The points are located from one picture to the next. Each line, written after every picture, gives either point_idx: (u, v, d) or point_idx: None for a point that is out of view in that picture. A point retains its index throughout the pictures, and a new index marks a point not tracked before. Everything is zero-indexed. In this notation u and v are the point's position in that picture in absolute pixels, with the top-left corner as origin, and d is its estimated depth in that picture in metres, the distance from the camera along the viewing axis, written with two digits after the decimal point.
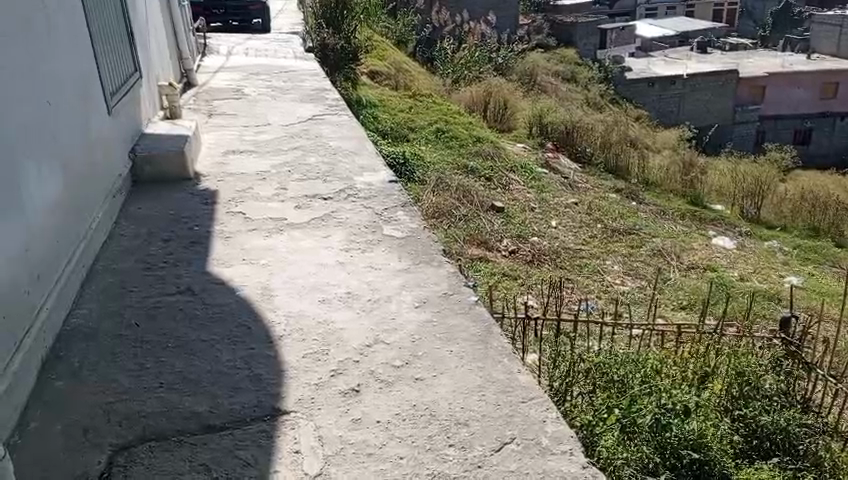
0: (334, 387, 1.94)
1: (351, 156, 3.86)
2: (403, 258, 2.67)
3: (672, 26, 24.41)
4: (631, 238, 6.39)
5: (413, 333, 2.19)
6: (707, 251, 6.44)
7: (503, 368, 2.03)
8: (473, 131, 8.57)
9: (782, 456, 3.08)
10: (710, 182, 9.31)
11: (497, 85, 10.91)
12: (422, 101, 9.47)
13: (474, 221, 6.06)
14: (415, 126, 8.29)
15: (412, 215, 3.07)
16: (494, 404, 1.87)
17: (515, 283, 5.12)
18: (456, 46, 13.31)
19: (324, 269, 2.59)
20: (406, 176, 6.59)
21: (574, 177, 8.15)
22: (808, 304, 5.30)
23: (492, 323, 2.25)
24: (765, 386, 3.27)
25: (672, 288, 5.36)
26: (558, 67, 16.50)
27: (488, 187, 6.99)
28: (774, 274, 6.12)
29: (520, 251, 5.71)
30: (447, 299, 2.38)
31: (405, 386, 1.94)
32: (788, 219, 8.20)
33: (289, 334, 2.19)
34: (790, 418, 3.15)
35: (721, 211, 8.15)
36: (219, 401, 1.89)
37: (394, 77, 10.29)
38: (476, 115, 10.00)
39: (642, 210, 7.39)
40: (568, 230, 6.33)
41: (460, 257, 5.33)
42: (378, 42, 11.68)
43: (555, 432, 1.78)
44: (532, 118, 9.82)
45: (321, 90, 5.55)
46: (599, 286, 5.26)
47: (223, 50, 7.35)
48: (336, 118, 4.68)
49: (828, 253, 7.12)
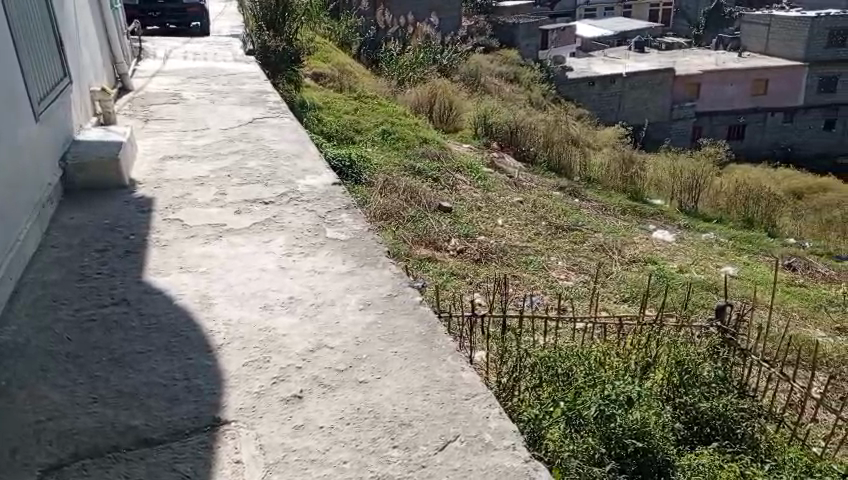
0: (276, 394, 1.91)
1: (293, 159, 3.81)
2: (347, 260, 2.64)
3: (610, 26, 25.02)
4: (575, 234, 6.51)
5: (357, 336, 2.17)
6: (647, 245, 6.63)
7: (447, 366, 2.03)
8: (420, 133, 8.59)
9: (722, 441, 3.17)
10: (650, 176, 9.55)
11: (442, 86, 11.00)
12: (367, 103, 9.45)
13: (421, 221, 6.08)
14: (361, 128, 8.28)
15: (356, 218, 3.05)
16: (438, 403, 1.87)
17: (463, 282, 5.16)
18: (401, 48, 13.35)
19: (266, 275, 2.55)
20: (352, 178, 6.57)
21: (520, 176, 8.29)
22: (744, 293, 5.51)
23: (436, 323, 2.25)
24: (704, 374, 3.37)
25: (614, 281, 5.49)
26: (501, 68, 16.72)
27: (436, 187, 7.04)
28: (712, 264, 6.32)
29: (467, 250, 5.76)
30: (392, 301, 2.36)
31: (349, 390, 1.92)
32: (724, 211, 8.49)
33: (229, 342, 2.14)
34: (728, 403, 3.25)
35: (660, 206, 8.39)
36: (157, 413, 1.83)
37: (339, 79, 10.24)
38: (422, 115, 10.05)
39: (585, 207, 7.54)
40: (514, 228, 6.41)
41: (407, 258, 5.35)
42: (322, 44, 11.61)
43: (498, 428, 1.79)
44: (477, 118, 9.92)
45: (261, 92, 5.47)
46: (545, 282, 5.36)
47: (160, 54, 7.16)
48: (277, 121, 4.62)
49: (761, 243, 7.41)
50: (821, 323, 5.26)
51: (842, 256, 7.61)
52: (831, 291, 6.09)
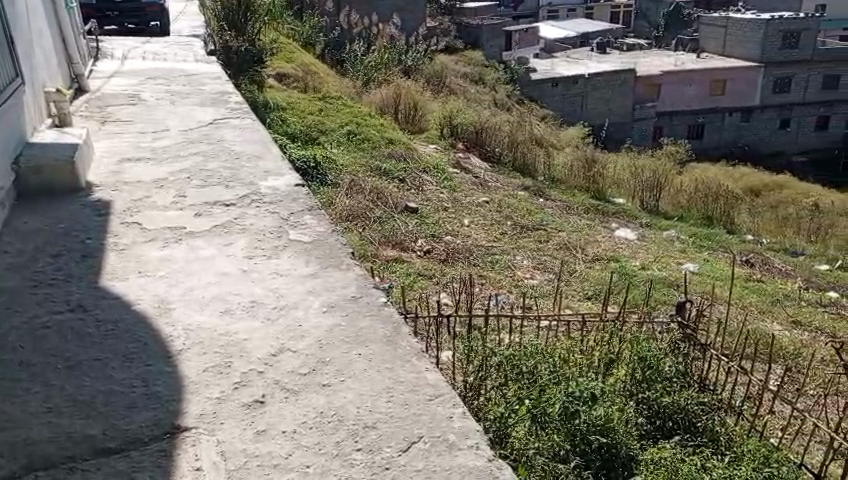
0: (237, 400, 1.88)
1: (255, 160, 3.76)
2: (311, 263, 2.61)
3: (573, 26, 25.31)
4: (540, 233, 6.56)
5: (320, 339, 2.14)
6: (610, 243, 6.71)
7: (411, 367, 2.03)
8: (385, 133, 8.56)
9: (683, 435, 3.23)
10: (613, 175, 9.68)
11: (407, 86, 10.99)
12: (332, 104, 9.39)
13: (388, 222, 6.06)
14: (326, 129, 8.22)
15: (319, 219, 3.02)
16: (401, 405, 1.86)
17: (430, 282, 5.16)
18: (365, 49, 13.32)
19: (226, 279, 2.50)
20: (317, 179, 6.55)
21: (485, 176, 8.34)
22: (704, 289, 5.63)
23: (400, 324, 2.24)
24: (665, 369, 3.42)
25: (578, 280, 5.56)
26: (466, 69, 16.79)
27: (402, 187, 7.04)
28: (673, 261, 6.44)
29: (434, 250, 5.77)
30: (355, 303, 2.34)
31: (312, 393, 1.90)
32: (685, 208, 8.67)
33: (189, 348, 2.10)
34: (689, 397, 3.30)
35: (622, 204, 8.52)
36: (113, 422, 1.79)
37: (303, 79, 10.17)
38: (387, 116, 10.03)
39: (549, 207, 7.62)
40: (480, 228, 6.44)
41: (374, 259, 5.34)
42: (285, 44, 11.48)
43: (462, 428, 1.79)
44: (443, 119, 9.96)
45: (223, 93, 5.40)
46: (510, 281, 5.40)
47: (118, 54, 7.01)
48: (239, 121, 4.56)
49: (720, 239, 7.57)
50: (778, 316, 5.40)
51: (796, 251, 7.83)
52: (786, 285, 6.26)
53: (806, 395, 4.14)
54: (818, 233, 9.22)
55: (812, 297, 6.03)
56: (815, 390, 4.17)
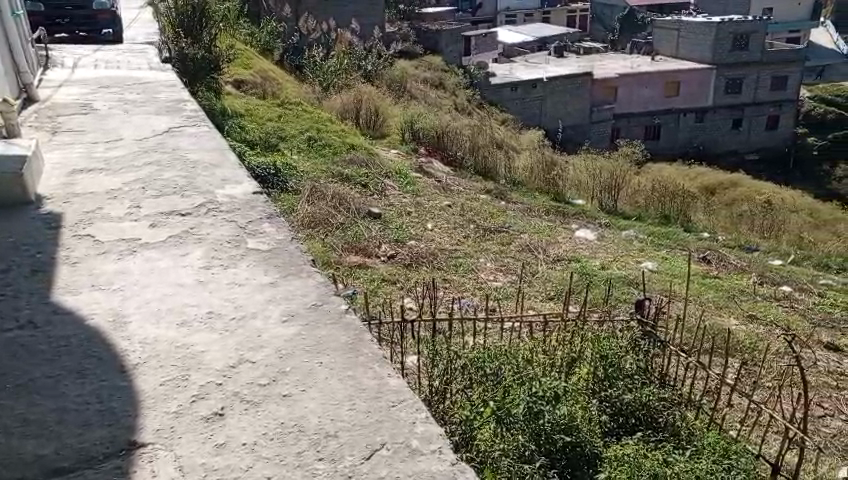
0: (196, 413, 1.84)
1: (212, 169, 3.70)
2: (270, 271, 2.58)
3: (531, 30, 25.61)
4: (502, 236, 6.61)
5: (281, 348, 2.11)
6: (570, 244, 6.80)
7: (373, 374, 2.01)
8: (347, 139, 8.52)
9: (646, 430, 3.27)
10: (573, 176, 9.79)
11: (368, 91, 10.98)
12: (292, 109, 9.32)
13: (352, 228, 6.04)
14: (286, 135, 8.16)
15: (278, 227, 2.99)
16: (364, 412, 1.85)
17: (394, 287, 5.15)
18: (324, 55, 13.28)
19: (183, 290, 2.46)
20: (278, 186, 6.51)
21: (448, 180, 8.38)
22: (662, 286, 5.75)
23: (362, 330, 2.22)
24: (626, 366, 3.47)
25: (540, 280, 5.62)
26: (426, 74, 16.85)
27: (364, 193, 7.02)
28: (632, 260, 6.55)
29: (398, 254, 5.76)
30: (316, 311, 2.31)
31: (273, 404, 1.88)
32: (642, 208, 8.84)
33: (145, 361, 2.06)
34: (650, 394, 3.35)
35: (582, 205, 8.66)
36: (67, 441, 1.73)
37: (261, 86, 10.09)
38: (348, 122, 10.00)
39: (510, 209, 7.70)
40: (444, 232, 6.46)
41: (337, 266, 5.32)
42: (242, 51, 11.38)
43: (424, 433, 1.79)
44: (404, 123, 9.97)
45: (178, 101, 5.31)
46: (474, 284, 5.43)
47: (69, 62, 6.85)
48: (195, 129, 4.49)
49: (677, 238, 7.73)
50: (735, 312, 5.53)
51: (751, 247, 8.02)
52: (741, 281, 6.42)
53: (762, 387, 4.26)
54: (771, 229, 9.48)
55: (766, 292, 6.19)
56: (770, 382, 4.28)
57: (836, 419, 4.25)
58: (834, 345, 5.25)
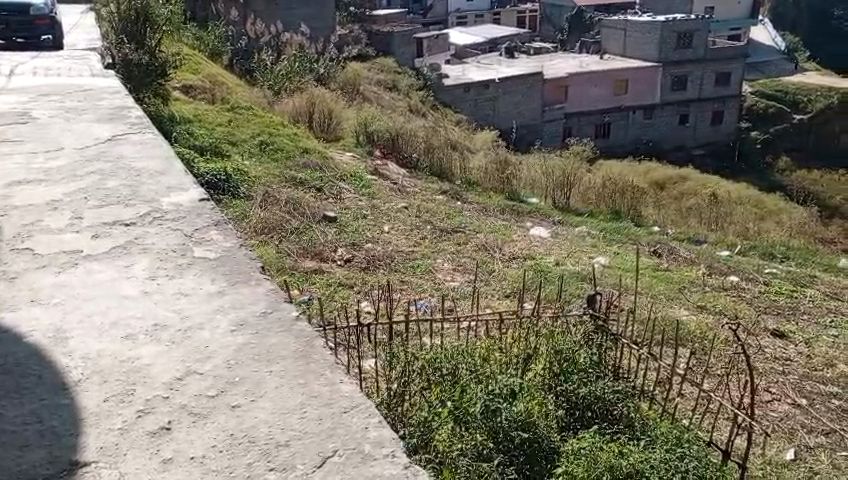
0: (141, 428, 1.80)
1: (157, 177, 3.61)
2: (217, 280, 2.52)
3: (482, 30, 25.82)
4: (458, 236, 6.63)
5: (229, 358, 2.07)
6: (525, 242, 6.87)
7: (326, 380, 1.98)
8: (300, 143, 8.42)
9: (601, 423, 3.31)
10: (527, 174, 9.88)
11: (320, 94, 10.89)
12: (242, 114, 9.18)
13: (306, 232, 5.98)
14: (237, 140, 8.05)
15: (226, 234, 2.93)
16: (316, 420, 1.83)
17: (352, 292, 5.11)
18: (274, 59, 13.14)
19: (127, 302, 2.39)
20: (229, 192, 6.40)
21: (403, 182, 8.38)
22: (613, 281, 5.89)
23: (313, 337, 2.19)
24: (581, 360, 3.52)
25: (496, 279, 5.66)
26: (379, 76, 16.81)
27: (319, 197, 6.96)
28: (585, 256, 6.66)
29: (355, 258, 5.72)
30: (266, 318, 2.27)
31: (222, 415, 1.84)
32: (594, 204, 8.98)
33: (87, 377, 1.99)
34: (604, 386, 3.39)
35: (536, 203, 8.78)
36: (4, 464, 1.65)
37: (211, 90, 9.92)
38: (301, 126, 9.91)
39: (466, 209, 7.75)
40: (400, 234, 6.45)
41: (291, 272, 5.26)
42: (190, 56, 11.16)
43: (377, 438, 1.78)
44: (358, 126, 9.93)
45: (122, 108, 5.17)
46: (432, 284, 5.44)
47: (6, 70, 6.61)
48: (139, 137, 4.37)
49: (629, 232, 7.89)
50: (685, 303, 5.69)
51: (699, 239, 8.24)
52: (690, 272, 6.60)
53: (711, 375, 4.38)
54: (718, 221, 9.76)
55: (714, 282, 6.38)
56: (718, 370, 4.41)
57: (783, 403, 4.39)
58: (780, 331, 5.43)
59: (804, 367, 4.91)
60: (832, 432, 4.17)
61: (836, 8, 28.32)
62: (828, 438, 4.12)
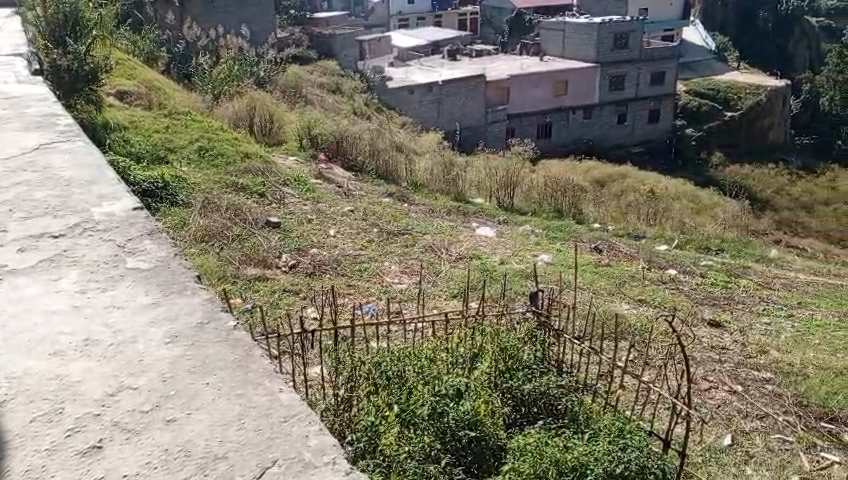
0: (70, 448, 1.73)
1: (88, 186, 3.47)
2: (151, 291, 2.44)
3: (424, 32, 25.92)
4: (405, 238, 6.62)
5: (164, 372, 2.01)
6: (471, 242, 6.93)
7: (265, 390, 1.95)
8: (240, 147, 8.27)
9: (546, 417, 3.37)
10: (472, 176, 9.93)
11: (261, 98, 10.71)
12: (180, 119, 8.96)
13: (249, 239, 5.88)
14: (175, 146, 7.87)
15: (160, 243, 2.84)
16: (254, 430, 1.80)
17: (298, 298, 5.05)
18: (212, 62, 12.88)
19: (55, 318, 2.29)
20: (167, 200, 6.23)
21: (348, 185, 8.33)
22: (557, 277, 6.01)
23: (251, 347, 2.15)
24: (524, 357, 3.57)
25: (444, 280, 5.69)
26: (322, 79, 16.65)
27: (262, 202, 6.85)
28: (530, 253, 6.78)
29: (300, 264, 5.64)
30: (202, 329, 2.21)
31: (157, 430, 1.79)
32: (537, 203, 9.12)
33: (11, 398, 1.90)
34: (549, 382, 3.44)
35: (481, 204, 8.88)
36: None
37: (147, 96, 9.66)
38: (242, 130, 9.73)
39: (412, 211, 7.76)
40: (347, 237, 6.41)
41: (234, 281, 5.16)
42: (125, 62, 10.85)
43: (318, 445, 1.76)
44: (301, 129, 9.82)
45: (50, 115, 4.97)
46: (379, 288, 5.42)
47: None
48: (68, 145, 4.21)
49: (570, 230, 8.05)
50: (626, 296, 5.86)
51: (639, 234, 8.47)
52: (630, 267, 6.78)
53: (651, 366, 4.52)
54: (655, 216, 10.05)
55: (653, 276, 6.57)
56: (658, 361, 4.54)
57: (720, 390, 4.55)
58: (715, 321, 5.63)
59: (740, 355, 5.10)
60: (766, 416, 4.34)
61: (761, 9, 29.47)
62: (763, 422, 4.29)
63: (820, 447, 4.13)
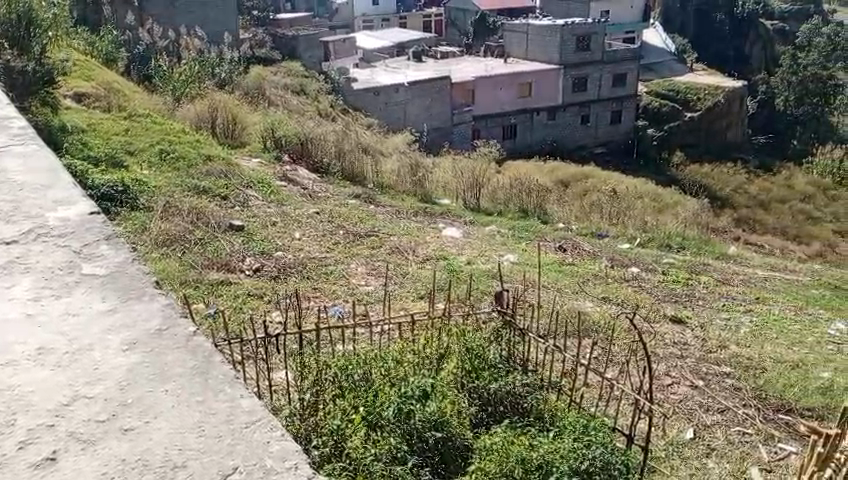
0: (22, 460, 1.68)
1: (41, 190, 3.38)
2: (107, 297, 2.39)
3: (389, 33, 25.90)
4: (371, 240, 6.61)
5: (121, 380, 1.96)
6: (438, 242, 6.94)
7: (225, 396, 1.92)
8: (202, 149, 8.14)
9: (512, 416, 3.39)
10: (439, 177, 9.94)
11: (224, 99, 10.57)
12: (140, 121, 8.80)
13: (211, 243, 5.79)
14: (135, 149, 7.73)
15: (117, 248, 2.77)
16: (215, 437, 1.77)
17: (262, 302, 4.99)
18: (173, 63, 12.67)
19: (7, 327, 2.22)
20: (126, 203, 6.12)
21: (313, 186, 8.28)
22: (522, 276, 6.07)
23: (212, 352, 2.11)
24: (489, 356, 3.58)
25: (411, 281, 5.69)
26: (286, 80, 16.50)
27: (225, 205, 6.76)
28: (495, 253, 6.81)
29: (264, 267, 5.59)
30: (161, 336, 2.16)
31: (114, 440, 1.75)
32: (503, 203, 9.19)
33: None
34: (514, 381, 3.47)
35: (448, 205, 8.92)
36: None
37: (105, 98, 9.46)
38: (204, 132, 9.61)
39: (379, 212, 7.75)
40: (312, 240, 6.37)
41: (196, 285, 5.09)
42: (82, 62, 10.61)
43: (279, 451, 1.75)
44: (265, 131, 9.73)
45: (3, 118, 4.82)
46: (346, 290, 5.39)
47: None
48: (21, 148, 4.09)
49: (535, 229, 8.12)
50: (590, 294, 5.94)
51: (602, 233, 8.59)
52: (593, 265, 6.88)
53: (613, 363, 4.59)
54: (618, 215, 10.20)
55: (616, 274, 6.68)
56: (621, 358, 4.62)
57: (682, 385, 4.64)
58: (677, 317, 5.74)
59: (701, 350, 5.21)
60: (726, 410, 4.44)
61: (718, 12, 30.16)
62: (723, 415, 4.38)
63: (778, 438, 4.22)
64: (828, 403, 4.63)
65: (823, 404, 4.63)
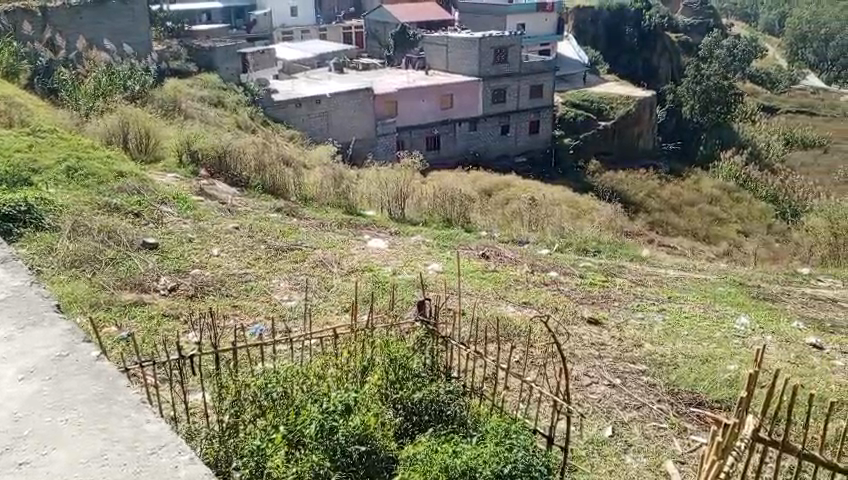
0: None
1: None
2: (5, 324, 2.55)
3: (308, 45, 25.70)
4: (295, 253, 6.52)
5: (18, 411, 2.16)
6: (362, 254, 6.93)
7: (130, 422, 2.14)
8: (113, 165, 7.82)
9: (436, 424, 3.43)
10: (364, 188, 9.90)
11: (135, 111, 10.17)
12: (44, 137, 8.35)
13: (124, 262, 5.58)
14: (40, 166, 7.35)
15: (15, 273, 2.89)
16: (121, 463, 1.99)
17: (179, 322, 4.84)
18: (80, 77, 12.12)
19: None
20: (31, 224, 5.83)
21: (231, 200, 8.09)
22: (445, 284, 6.16)
23: (117, 377, 2.32)
24: (414, 366, 3.58)
25: (335, 294, 5.65)
26: (202, 92, 16.05)
27: (138, 222, 6.56)
28: (420, 263, 6.83)
29: (180, 286, 5.41)
30: (60, 364, 2.36)
31: (11, 472, 1.93)
32: (427, 213, 9.25)
33: None
34: (437, 390, 3.51)
35: (372, 216, 8.90)
36: None
37: (6, 112, 8.95)
38: (116, 147, 9.24)
39: (302, 226, 7.65)
40: (232, 255, 6.23)
41: (108, 307, 4.89)
42: None
43: (188, 474, 1.96)
44: (180, 145, 9.46)
45: None
46: (267, 306, 5.29)
47: None
48: None
49: (459, 238, 8.22)
50: (510, 299, 6.07)
51: (522, 240, 8.79)
52: (514, 271, 7.05)
53: (534, 366, 4.71)
54: (538, 222, 10.45)
55: (536, 279, 6.87)
56: (541, 360, 4.76)
57: (600, 384, 4.80)
58: (594, 318, 5.93)
59: (617, 349, 5.40)
60: (643, 406, 4.62)
61: (626, 25, 31.53)
62: (640, 412, 4.55)
63: (690, 431, 4.42)
64: (734, 394, 4.89)
65: (730, 395, 4.88)
